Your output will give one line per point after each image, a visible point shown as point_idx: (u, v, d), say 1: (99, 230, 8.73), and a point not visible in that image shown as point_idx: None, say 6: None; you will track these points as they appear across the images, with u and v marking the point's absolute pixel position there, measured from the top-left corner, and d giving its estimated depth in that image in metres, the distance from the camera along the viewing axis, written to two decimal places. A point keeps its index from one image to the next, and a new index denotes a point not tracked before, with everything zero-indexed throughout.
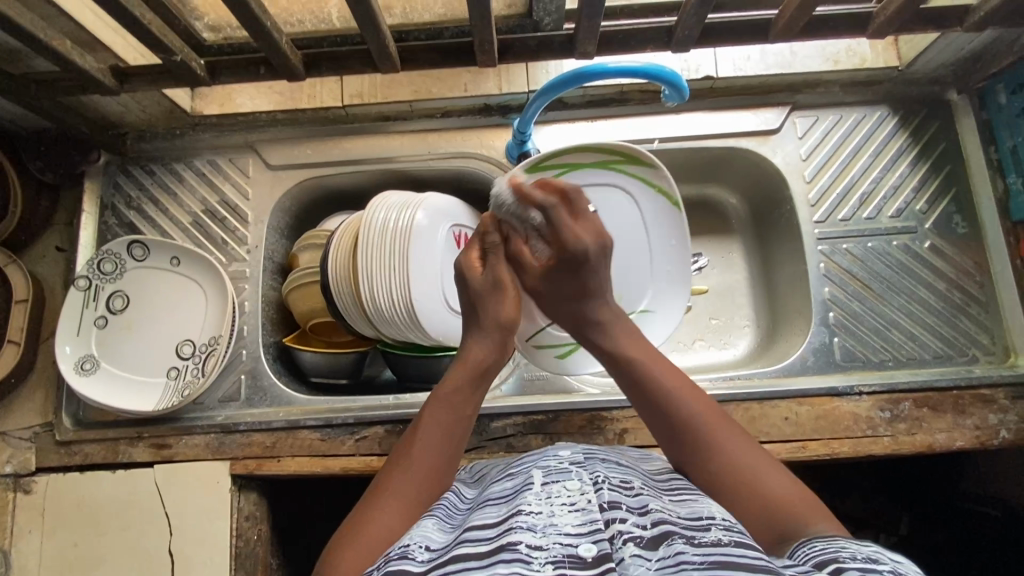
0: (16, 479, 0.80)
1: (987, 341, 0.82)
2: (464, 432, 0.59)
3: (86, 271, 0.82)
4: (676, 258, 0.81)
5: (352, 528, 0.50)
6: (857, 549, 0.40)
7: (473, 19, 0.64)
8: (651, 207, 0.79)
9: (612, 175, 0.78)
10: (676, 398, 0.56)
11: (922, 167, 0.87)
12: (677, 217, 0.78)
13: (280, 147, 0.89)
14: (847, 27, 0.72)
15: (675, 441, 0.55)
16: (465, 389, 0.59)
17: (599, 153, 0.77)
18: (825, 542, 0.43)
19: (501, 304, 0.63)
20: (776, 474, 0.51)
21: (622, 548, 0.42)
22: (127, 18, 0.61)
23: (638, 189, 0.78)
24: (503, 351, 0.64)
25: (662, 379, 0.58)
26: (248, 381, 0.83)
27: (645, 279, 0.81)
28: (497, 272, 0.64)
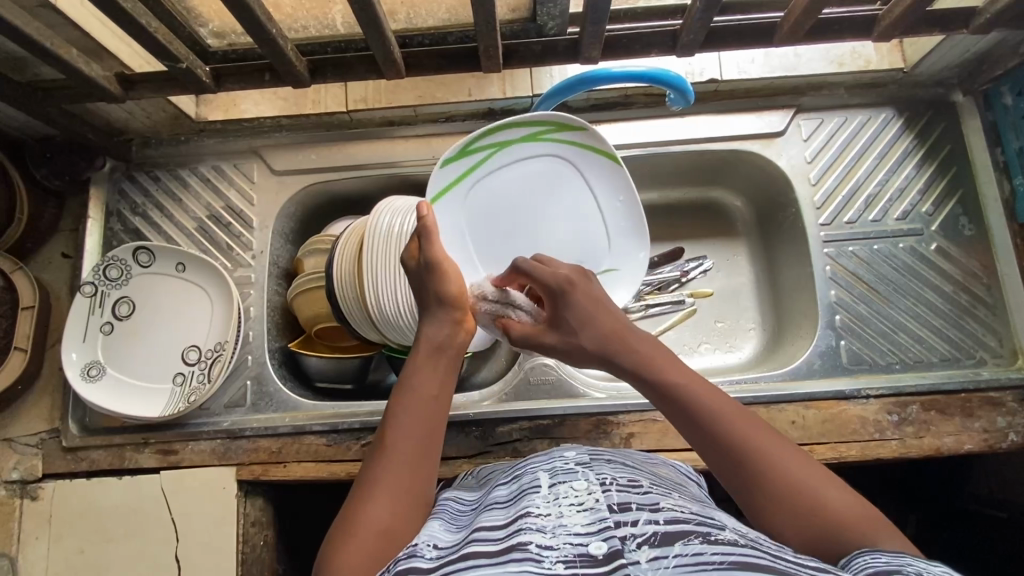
0: (23, 485, 0.81)
1: (995, 344, 0.82)
2: (440, 411, 0.55)
3: (91, 277, 0.82)
4: (630, 213, 0.76)
5: (338, 534, 0.48)
6: (924, 567, 0.38)
7: (478, 25, 0.64)
8: (592, 168, 0.75)
9: (543, 146, 0.74)
10: (716, 417, 0.49)
11: (928, 168, 0.86)
12: (621, 173, 0.74)
13: (286, 152, 0.89)
14: (852, 30, 0.72)
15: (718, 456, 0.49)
16: (425, 368, 0.57)
17: (526, 126, 0.73)
18: (890, 555, 0.39)
19: (441, 280, 0.61)
20: (832, 486, 0.46)
21: (636, 550, 0.41)
22: (133, 27, 0.61)
23: (574, 154, 0.75)
24: (459, 328, 0.61)
25: (698, 396, 0.51)
26: (254, 386, 0.83)
27: (602, 239, 0.77)
28: (430, 252, 0.61)
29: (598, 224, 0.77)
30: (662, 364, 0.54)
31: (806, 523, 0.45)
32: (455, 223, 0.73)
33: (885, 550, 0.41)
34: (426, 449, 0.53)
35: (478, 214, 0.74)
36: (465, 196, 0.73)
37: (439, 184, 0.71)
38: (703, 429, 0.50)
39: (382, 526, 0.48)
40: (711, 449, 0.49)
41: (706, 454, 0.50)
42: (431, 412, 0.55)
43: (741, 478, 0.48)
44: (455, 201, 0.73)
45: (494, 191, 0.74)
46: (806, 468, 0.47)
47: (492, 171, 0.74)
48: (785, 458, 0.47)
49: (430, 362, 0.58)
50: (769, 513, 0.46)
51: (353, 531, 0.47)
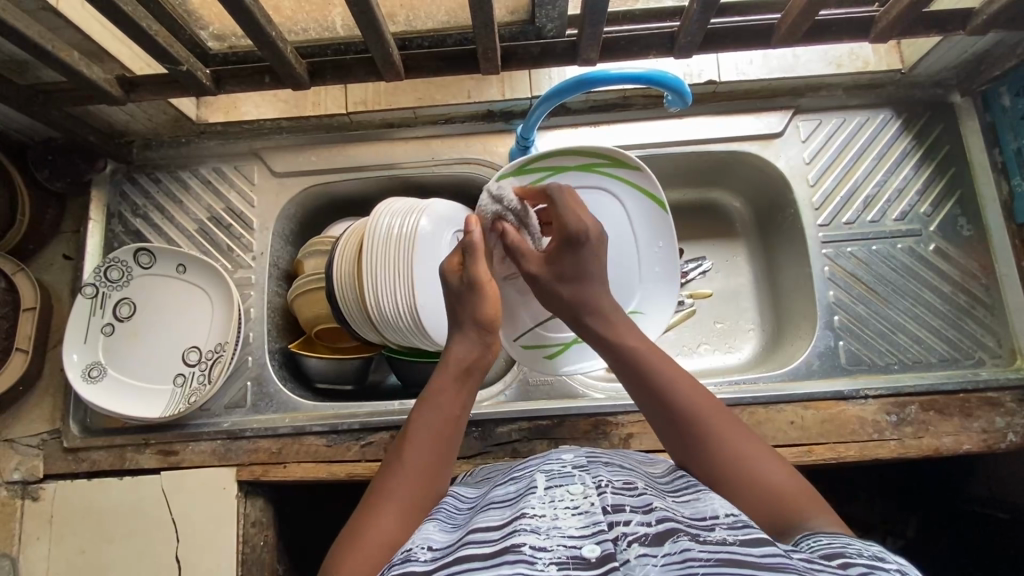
0: (24, 486, 0.81)
1: (994, 344, 0.82)
2: (456, 435, 0.57)
3: (92, 278, 0.83)
4: (666, 259, 0.80)
5: (347, 541, 0.49)
6: (861, 547, 0.41)
7: (477, 28, 0.65)
8: (638, 209, 0.78)
9: (594, 177, 0.77)
10: (675, 391, 0.55)
11: (927, 169, 0.87)
12: (665, 217, 0.77)
13: (286, 154, 0.89)
14: (850, 32, 0.72)
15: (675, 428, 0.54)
16: (450, 389, 0.58)
17: (582, 156, 0.76)
18: (830, 537, 0.43)
19: (482, 302, 0.62)
20: (778, 467, 0.51)
21: (626, 550, 0.41)
22: (134, 30, 0.61)
23: (622, 191, 0.78)
24: (488, 352, 0.62)
25: (660, 369, 0.56)
26: (254, 387, 0.83)
27: (635, 275, 0.80)
28: (474, 272, 0.63)
29: (635, 259, 0.80)
30: (633, 340, 0.59)
31: (750, 492, 0.50)
32: None
33: (826, 533, 0.44)
34: (440, 469, 0.55)
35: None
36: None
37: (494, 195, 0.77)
38: (663, 404, 0.55)
39: (391, 540, 0.49)
40: (666, 420, 0.55)
41: (663, 429, 0.55)
42: (448, 432, 0.56)
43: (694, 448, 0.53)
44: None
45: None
46: (754, 446, 0.52)
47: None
48: (734, 432, 0.53)
49: (454, 382, 0.59)
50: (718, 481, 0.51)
51: (362, 540, 0.48)
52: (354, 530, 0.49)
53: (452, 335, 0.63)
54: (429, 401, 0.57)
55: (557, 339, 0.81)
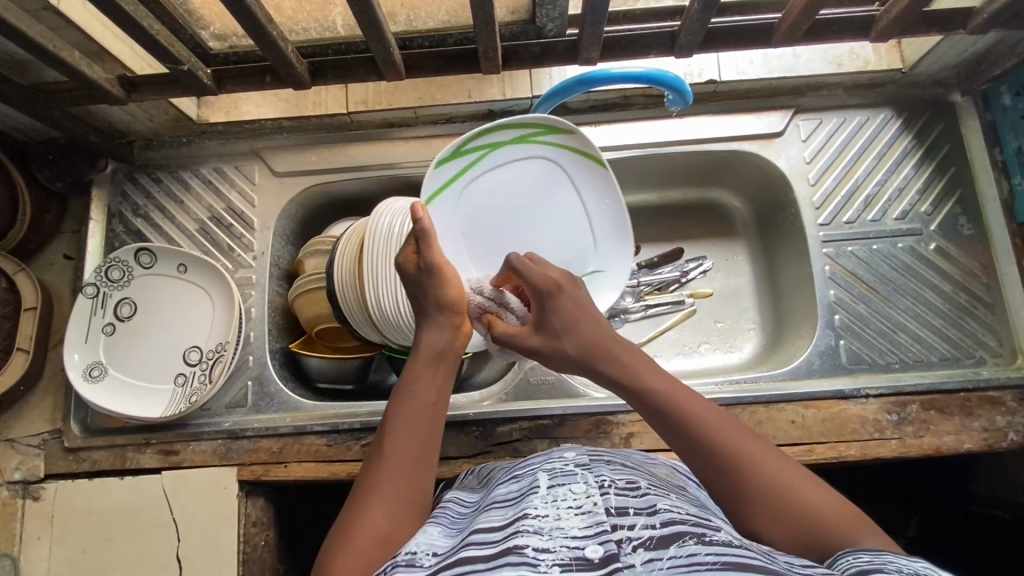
0: (25, 485, 0.81)
1: (994, 343, 0.82)
2: (437, 419, 0.56)
3: (94, 278, 0.83)
4: (612, 215, 0.76)
5: (338, 542, 0.48)
6: (903, 563, 0.39)
7: (477, 27, 0.65)
8: (580, 174, 0.75)
9: (531, 148, 0.74)
10: (696, 421, 0.51)
11: (928, 168, 0.87)
12: (607, 174, 0.74)
13: (287, 154, 0.89)
14: (851, 31, 0.72)
15: (705, 463, 0.50)
16: (425, 375, 0.58)
17: (516, 128, 0.73)
18: (871, 554, 0.41)
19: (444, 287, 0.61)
20: (818, 489, 0.47)
21: (631, 554, 0.41)
22: (135, 30, 0.62)
23: (562, 157, 0.74)
24: (458, 336, 0.61)
25: (679, 401, 0.52)
26: (255, 387, 0.83)
27: (586, 242, 0.76)
28: (431, 257, 0.60)
29: (585, 225, 0.76)
30: (644, 373, 0.55)
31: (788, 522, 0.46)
32: (448, 222, 0.74)
33: (867, 549, 0.42)
34: (424, 457, 0.54)
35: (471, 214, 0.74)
36: (458, 197, 0.74)
37: (433, 185, 0.72)
38: (687, 434, 0.51)
39: (382, 535, 0.48)
40: (693, 452, 0.50)
41: (688, 458, 0.51)
42: (429, 421, 0.55)
43: (723, 479, 0.49)
44: (449, 201, 0.74)
45: (487, 192, 0.75)
46: (792, 472, 0.48)
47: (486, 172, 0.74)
48: (770, 459, 0.49)
49: (430, 369, 0.58)
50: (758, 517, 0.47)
51: (353, 540, 0.47)
52: (344, 529, 0.49)
53: (421, 323, 0.62)
54: (405, 391, 0.57)
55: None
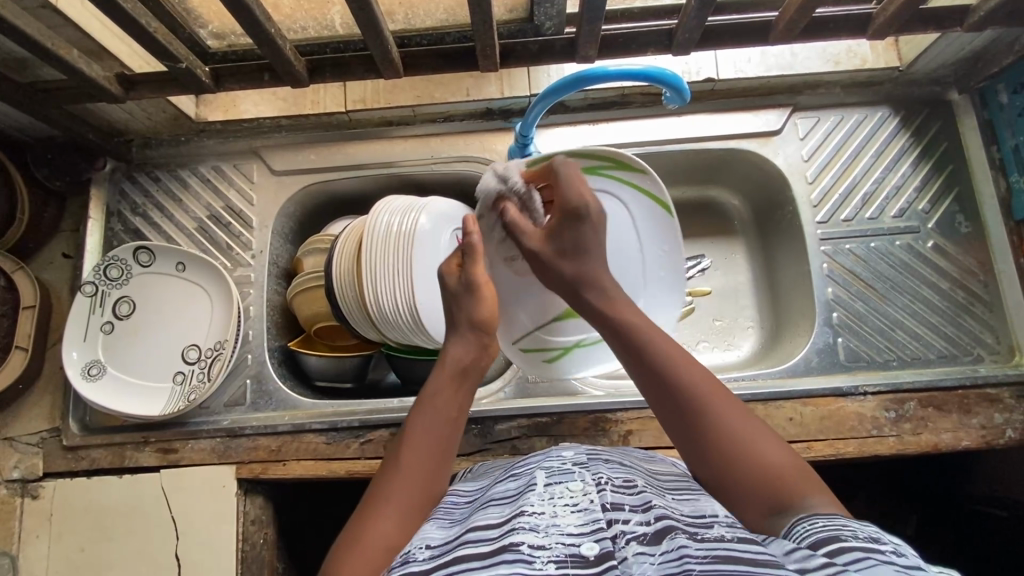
0: (24, 484, 0.81)
1: (992, 340, 0.82)
2: (455, 435, 0.57)
3: (92, 276, 0.83)
4: (670, 261, 0.76)
5: (345, 546, 0.48)
6: (859, 528, 0.39)
7: (475, 25, 0.65)
8: (643, 213, 0.74)
9: (596, 180, 0.74)
10: (677, 367, 0.53)
11: (925, 167, 0.87)
12: (670, 221, 0.74)
13: (285, 152, 0.89)
14: (848, 29, 0.72)
15: (673, 407, 0.52)
16: (447, 389, 0.58)
17: (587, 159, 0.72)
18: (826, 519, 0.41)
19: (477, 304, 0.62)
20: (775, 447, 0.49)
21: (625, 549, 0.41)
22: (133, 28, 0.62)
23: (628, 194, 0.74)
24: (487, 351, 0.62)
25: (667, 352, 0.54)
26: (253, 385, 0.84)
27: (638, 279, 0.77)
28: (473, 274, 0.62)
29: (638, 261, 0.76)
30: (641, 325, 0.56)
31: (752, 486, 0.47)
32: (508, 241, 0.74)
33: (822, 514, 0.42)
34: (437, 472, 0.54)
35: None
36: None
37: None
38: (671, 391, 0.52)
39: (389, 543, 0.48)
40: (674, 411, 0.52)
41: (654, 397, 0.53)
42: (447, 435, 0.56)
43: (700, 440, 0.50)
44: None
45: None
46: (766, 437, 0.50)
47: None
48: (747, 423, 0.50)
49: (454, 382, 0.58)
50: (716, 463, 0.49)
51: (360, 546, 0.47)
52: (353, 534, 0.49)
53: (448, 334, 0.62)
54: (427, 401, 0.57)
55: (560, 342, 0.79)
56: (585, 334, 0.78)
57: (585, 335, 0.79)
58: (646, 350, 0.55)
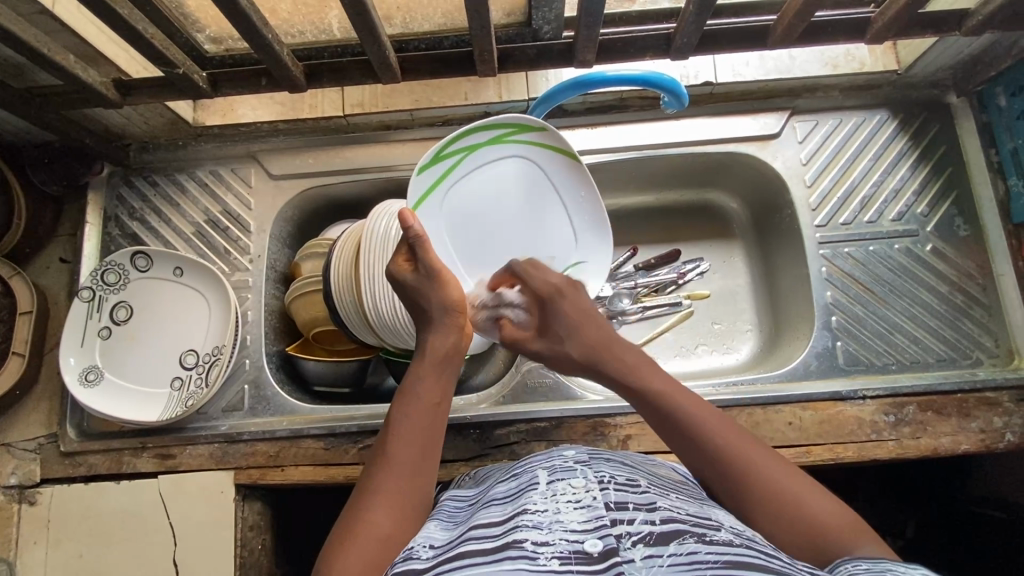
0: (21, 490, 0.81)
1: (991, 344, 0.82)
2: (439, 419, 0.56)
3: (90, 281, 0.83)
4: (591, 209, 0.73)
5: (338, 542, 0.48)
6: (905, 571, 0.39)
7: (473, 29, 0.65)
8: (554, 168, 0.72)
9: (506, 149, 0.72)
10: (703, 426, 0.52)
11: (923, 169, 0.87)
12: (580, 167, 0.71)
13: (282, 157, 0.89)
14: (847, 33, 0.72)
15: (706, 465, 0.52)
16: (429, 375, 0.57)
17: (490, 129, 0.70)
18: (870, 562, 0.41)
19: (443, 291, 0.60)
20: (818, 496, 0.48)
21: (631, 549, 0.41)
22: (131, 34, 0.61)
23: (537, 154, 0.72)
24: (463, 334, 0.61)
25: (669, 391, 0.55)
26: (251, 391, 0.83)
27: (569, 238, 0.74)
28: (429, 263, 0.60)
29: (564, 219, 0.74)
30: (644, 371, 0.57)
31: (778, 518, 0.47)
32: (434, 231, 0.70)
33: (866, 557, 0.42)
34: (426, 462, 0.54)
35: (454, 224, 0.71)
36: (440, 205, 0.70)
37: (414, 194, 0.68)
38: (682, 430, 0.53)
39: (385, 534, 0.48)
40: (691, 454, 0.53)
41: (684, 453, 0.53)
42: (430, 421, 0.55)
43: (716, 475, 0.51)
44: (430, 208, 0.70)
45: (467, 197, 0.72)
46: (780, 466, 0.50)
47: (463, 176, 0.71)
48: (755, 452, 0.51)
49: (436, 368, 0.58)
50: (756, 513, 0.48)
51: (355, 540, 0.47)
52: (347, 529, 0.49)
53: (425, 326, 0.61)
54: (409, 392, 0.56)
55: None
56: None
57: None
58: (669, 409, 0.54)
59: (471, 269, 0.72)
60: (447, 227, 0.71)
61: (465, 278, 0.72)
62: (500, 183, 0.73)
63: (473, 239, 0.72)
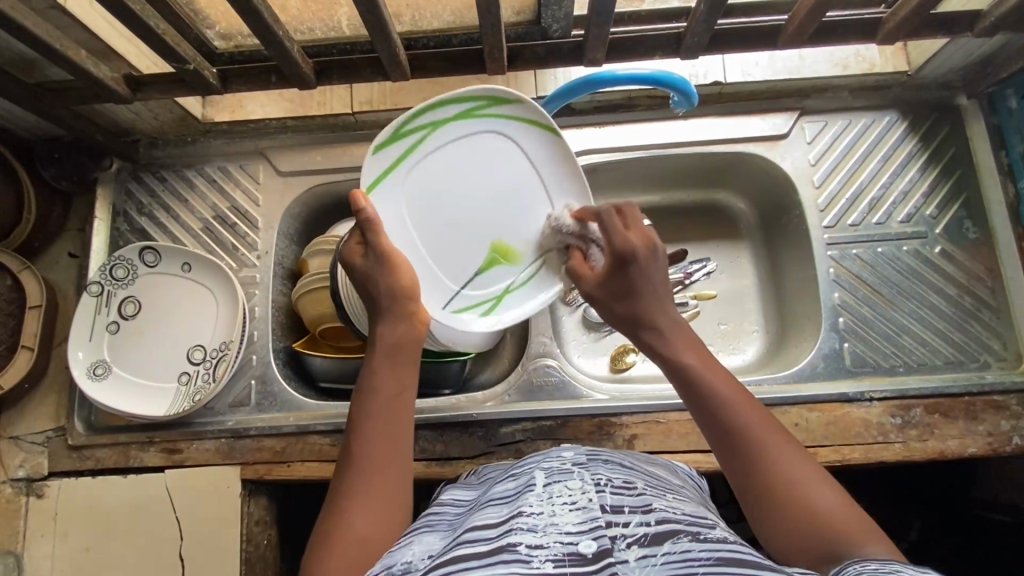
0: (29, 483, 0.81)
1: (999, 347, 0.82)
2: (403, 411, 0.56)
3: (98, 276, 0.83)
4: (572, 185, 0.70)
5: (320, 546, 0.49)
6: (913, 574, 0.38)
7: (483, 28, 0.65)
8: (532, 144, 0.69)
9: (476, 125, 0.68)
10: (732, 412, 0.52)
11: (933, 171, 0.87)
12: (561, 141, 0.68)
13: (291, 153, 0.89)
14: (858, 34, 0.72)
15: (727, 454, 0.51)
16: (385, 368, 0.57)
17: (456, 103, 0.67)
18: (879, 563, 0.41)
19: (392, 275, 0.60)
20: (830, 492, 0.48)
21: (625, 550, 0.41)
22: (142, 29, 0.62)
23: (512, 129, 0.69)
24: (416, 321, 0.61)
25: (714, 381, 0.54)
26: (258, 386, 0.84)
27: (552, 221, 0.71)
28: (380, 247, 0.60)
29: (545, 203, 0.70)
30: (685, 347, 0.57)
31: (784, 518, 0.48)
32: (396, 214, 0.67)
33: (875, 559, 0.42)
34: (396, 455, 0.54)
35: (414, 210, 0.67)
36: (399, 186, 0.67)
37: (372, 173, 0.65)
38: (715, 420, 0.52)
39: (363, 536, 0.49)
40: (712, 434, 0.53)
41: (710, 437, 0.53)
42: (392, 416, 0.56)
43: (736, 465, 0.51)
44: (390, 190, 0.66)
45: (432, 176, 0.68)
46: (801, 463, 0.50)
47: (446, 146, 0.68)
48: (779, 446, 0.50)
49: (387, 362, 0.58)
50: (767, 512, 0.49)
51: (333, 549, 0.48)
52: (323, 536, 0.50)
53: (376, 313, 0.61)
54: (366, 388, 0.57)
55: (488, 292, 0.72)
56: (509, 278, 0.72)
57: (510, 280, 0.72)
58: (697, 387, 0.54)
59: (438, 250, 0.69)
60: (409, 212, 0.67)
61: (433, 267, 0.69)
62: (471, 162, 0.68)
63: (443, 222, 0.68)
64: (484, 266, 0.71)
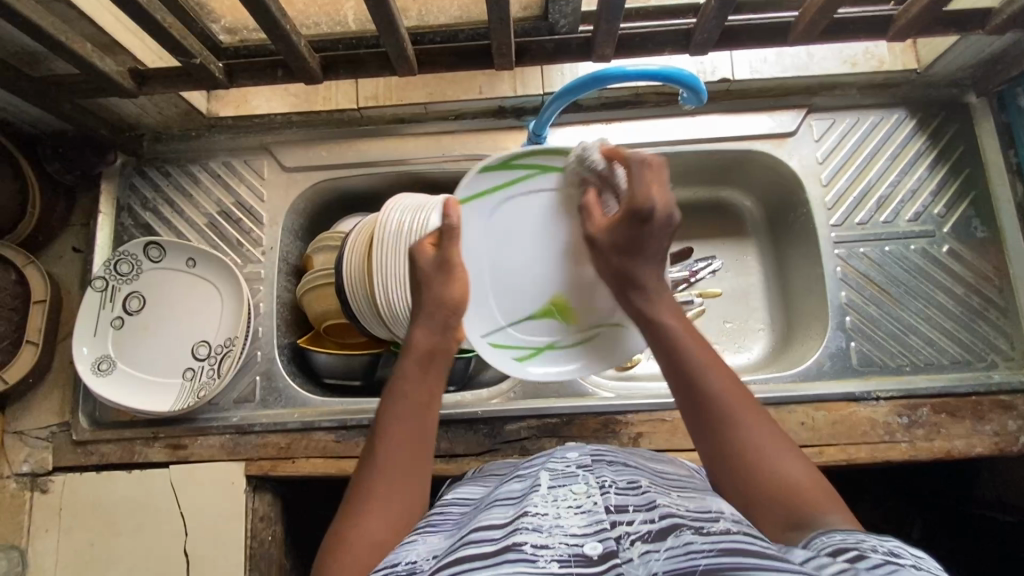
0: (34, 478, 0.81)
1: (1007, 347, 0.82)
2: (429, 418, 0.57)
3: (103, 271, 0.83)
4: None
5: (335, 547, 0.49)
6: (878, 543, 0.39)
7: (491, 23, 0.65)
8: None
9: None
10: (708, 377, 0.53)
11: (941, 169, 0.86)
12: None
13: (295, 149, 0.89)
14: (868, 31, 0.71)
15: (697, 414, 0.53)
16: (415, 373, 0.58)
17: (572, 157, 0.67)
18: (845, 533, 0.42)
19: (446, 286, 0.61)
20: (794, 461, 0.49)
21: (629, 548, 0.41)
22: (148, 22, 0.61)
23: None
24: (453, 333, 0.61)
25: (691, 347, 0.55)
26: (263, 382, 0.83)
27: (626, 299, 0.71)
28: (450, 254, 0.61)
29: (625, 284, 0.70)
30: (668, 314, 0.58)
31: (745, 479, 0.49)
32: (476, 234, 0.68)
33: (841, 529, 0.43)
34: (418, 461, 0.54)
35: (495, 237, 0.68)
36: (490, 211, 0.68)
37: (470, 190, 0.67)
38: (688, 383, 0.53)
39: (379, 540, 0.49)
40: (685, 394, 0.54)
41: (681, 399, 0.54)
42: (418, 421, 0.56)
43: (703, 425, 0.52)
44: (481, 211, 0.68)
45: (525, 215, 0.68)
46: (769, 431, 0.51)
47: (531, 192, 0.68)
48: (748, 411, 0.52)
49: (419, 367, 0.59)
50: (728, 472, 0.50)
51: (347, 550, 0.48)
52: (338, 538, 0.50)
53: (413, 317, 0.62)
54: (395, 392, 0.57)
55: (531, 340, 0.72)
56: (556, 335, 0.73)
57: (557, 337, 0.73)
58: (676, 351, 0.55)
59: (498, 281, 0.69)
60: (489, 237, 0.68)
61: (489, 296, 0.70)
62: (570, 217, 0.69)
63: (516, 260, 0.69)
64: (537, 314, 0.71)
